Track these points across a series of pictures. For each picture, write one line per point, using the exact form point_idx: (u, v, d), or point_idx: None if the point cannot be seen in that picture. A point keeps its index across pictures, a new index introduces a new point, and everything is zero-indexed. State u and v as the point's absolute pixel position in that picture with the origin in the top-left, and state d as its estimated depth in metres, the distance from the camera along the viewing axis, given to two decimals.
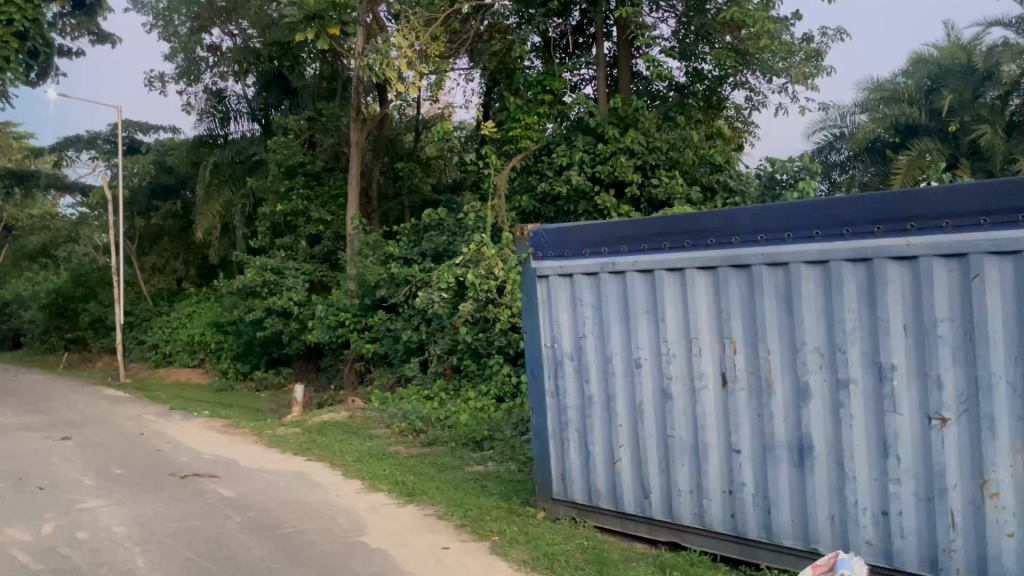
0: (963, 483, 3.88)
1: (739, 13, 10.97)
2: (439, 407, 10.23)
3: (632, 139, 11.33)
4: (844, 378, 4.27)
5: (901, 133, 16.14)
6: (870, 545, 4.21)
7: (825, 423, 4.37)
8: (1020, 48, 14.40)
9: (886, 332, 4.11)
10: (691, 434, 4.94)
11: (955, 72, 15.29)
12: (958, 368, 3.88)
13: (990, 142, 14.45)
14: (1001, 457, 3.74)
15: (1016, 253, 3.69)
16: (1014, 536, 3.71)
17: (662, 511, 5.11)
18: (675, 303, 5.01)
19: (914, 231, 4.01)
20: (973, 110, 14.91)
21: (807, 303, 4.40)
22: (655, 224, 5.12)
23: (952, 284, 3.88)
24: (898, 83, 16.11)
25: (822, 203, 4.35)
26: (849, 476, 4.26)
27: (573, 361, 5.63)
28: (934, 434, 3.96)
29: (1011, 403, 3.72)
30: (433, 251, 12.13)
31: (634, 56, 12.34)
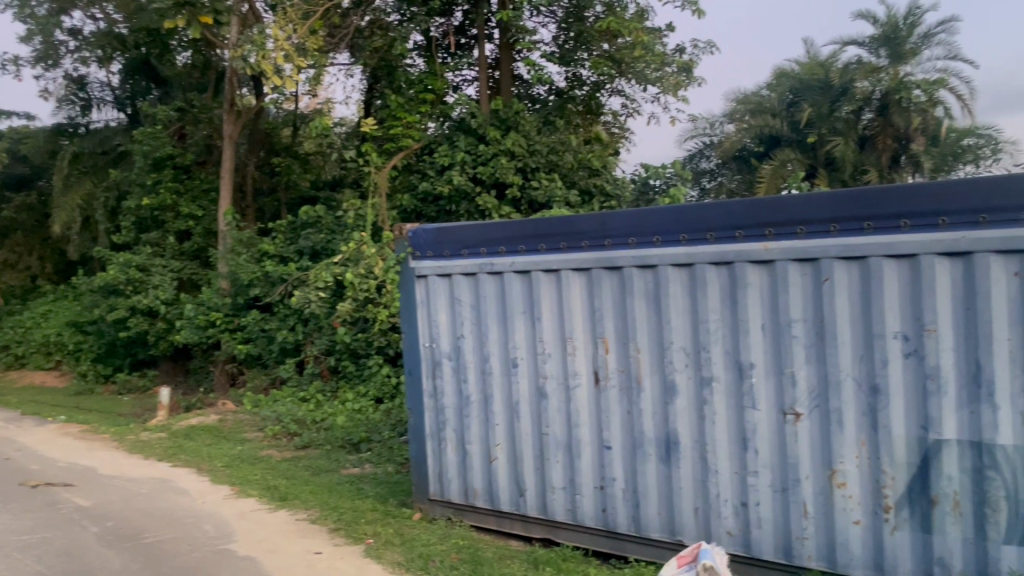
0: (814, 474, 4.14)
1: (615, 24, 11.26)
2: (315, 409, 10.00)
3: (512, 142, 11.45)
4: (707, 376, 4.46)
5: (766, 143, 16.94)
6: (731, 535, 4.42)
7: (690, 420, 4.55)
8: (872, 66, 15.38)
9: (746, 332, 4.32)
10: (565, 431, 5.04)
11: (813, 86, 16.06)
12: (810, 366, 4.13)
13: (842, 154, 15.49)
14: (848, 450, 4.03)
15: (862, 259, 3.95)
16: (860, 523, 4.01)
17: (536, 508, 5.20)
18: (551, 303, 5.09)
19: (771, 236, 4.23)
20: (830, 123, 15.79)
21: (674, 304, 4.57)
22: (532, 225, 5.18)
23: (805, 287, 4.13)
24: (763, 95, 16.89)
25: (688, 207, 4.52)
26: (711, 470, 4.46)
27: (451, 361, 5.63)
28: (788, 428, 4.20)
29: (857, 399, 4.00)
30: (311, 248, 11.86)
31: (516, 59, 12.50)
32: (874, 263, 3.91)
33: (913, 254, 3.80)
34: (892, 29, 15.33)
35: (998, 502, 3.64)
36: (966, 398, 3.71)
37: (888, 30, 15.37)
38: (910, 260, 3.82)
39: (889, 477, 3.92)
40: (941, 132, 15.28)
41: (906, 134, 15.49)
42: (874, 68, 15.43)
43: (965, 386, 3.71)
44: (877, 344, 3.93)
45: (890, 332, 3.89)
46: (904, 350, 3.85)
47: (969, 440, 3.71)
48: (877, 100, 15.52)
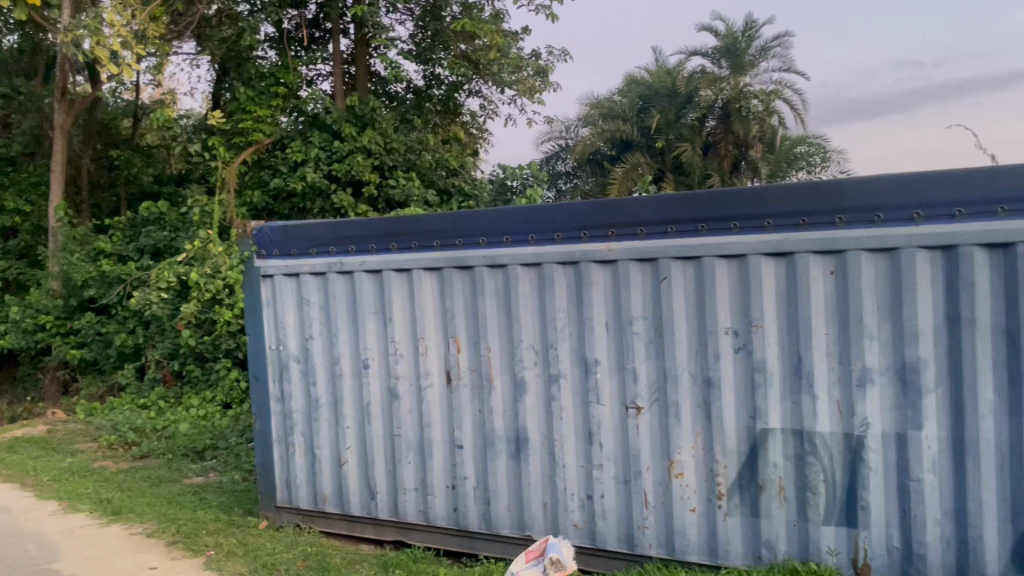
0: (654, 465, 4.30)
1: (469, 26, 11.32)
2: (156, 417, 9.45)
3: (369, 139, 11.27)
4: (555, 373, 4.54)
5: (618, 147, 17.30)
6: (577, 528, 4.53)
7: (538, 417, 4.63)
8: (714, 76, 16.30)
9: (591, 330, 4.43)
10: (416, 432, 5.01)
11: (661, 93, 16.64)
12: (650, 361, 4.29)
13: (690, 159, 16.26)
14: (684, 441, 4.22)
15: (698, 259, 4.14)
16: (695, 510, 4.21)
17: (387, 510, 5.14)
18: (402, 303, 5.03)
19: (614, 237, 4.36)
20: (676, 129, 16.46)
21: (523, 302, 4.62)
22: (382, 224, 5.08)
23: (645, 286, 4.28)
24: (615, 100, 17.16)
25: (536, 208, 4.58)
26: (559, 466, 4.55)
27: (299, 363, 5.46)
28: (630, 421, 4.35)
29: (693, 392, 4.19)
30: (152, 247, 11.25)
31: (372, 55, 12.28)
32: (707, 263, 4.11)
33: (742, 254, 4.03)
34: (732, 42, 16.14)
35: (818, 486, 3.92)
36: (789, 389, 3.97)
37: (729, 41, 16.18)
38: (739, 259, 4.04)
39: (721, 466, 4.13)
40: (776, 140, 16.35)
41: (745, 142, 16.43)
42: (716, 77, 16.31)
43: (788, 378, 3.97)
44: (710, 339, 4.13)
45: (722, 328, 4.09)
46: (734, 345, 4.08)
47: (792, 429, 3.97)
48: (719, 109, 16.43)
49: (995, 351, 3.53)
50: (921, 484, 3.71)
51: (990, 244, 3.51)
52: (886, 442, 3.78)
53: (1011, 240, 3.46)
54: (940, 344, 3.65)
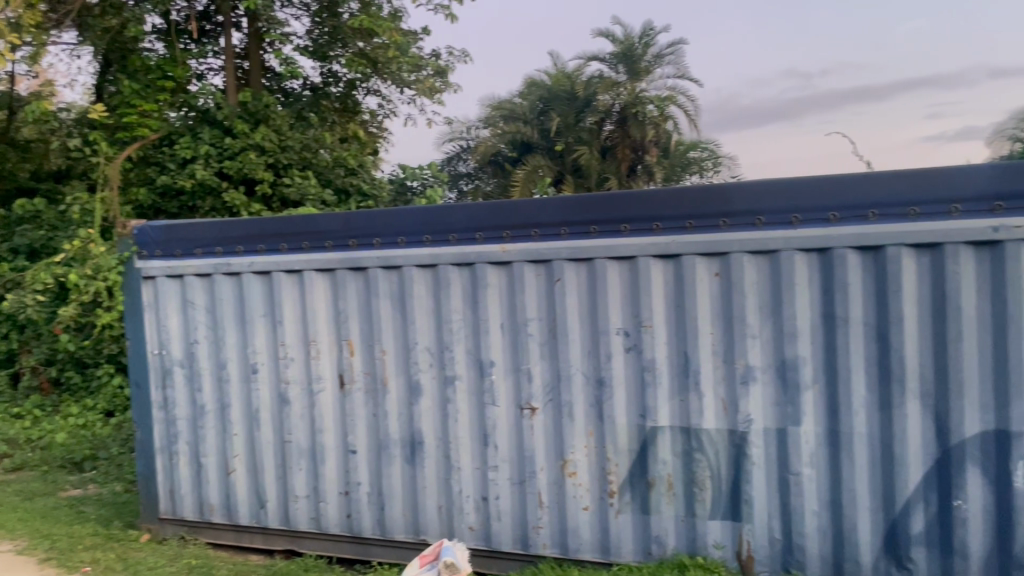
0: (548, 465, 4.33)
1: (368, 23, 11.15)
2: (31, 426, 8.90)
3: (262, 136, 10.95)
4: (451, 375, 4.50)
5: (518, 149, 17.27)
6: (472, 530, 4.51)
7: (433, 419, 4.58)
8: (611, 81, 16.35)
9: (486, 331, 4.41)
10: (308, 438, 4.89)
11: (561, 97, 16.75)
12: (544, 362, 4.32)
13: (587, 163, 16.46)
14: (578, 440, 4.26)
15: (591, 261, 4.18)
16: (588, 509, 4.26)
17: (278, 519, 5.00)
18: (293, 305, 4.89)
19: (509, 238, 4.36)
20: (575, 132, 16.62)
21: (418, 304, 4.57)
22: (272, 223, 4.92)
23: (539, 287, 4.30)
24: (515, 103, 17.23)
25: (430, 209, 4.53)
26: (454, 468, 4.52)
27: (184, 368, 5.24)
28: (525, 422, 4.36)
29: (585, 392, 4.24)
30: (27, 247, 10.61)
31: (266, 50, 11.94)
32: (599, 265, 4.16)
33: (632, 256, 4.10)
34: (629, 48, 16.14)
35: (705, 481, 4.03)
36: (677, 387, 4.06)
37: (625, 47, 16.19)
38: (630, 261, 4.11)
39: (613, 463, 4.20)
40: (671, 145, 16.48)
41: (640, 145, 16.49)
42: (613, 82, 16.35)
43: (677, 377, 4.06)
44: (602, 340, 4.19)
45: (614, 328, 4.16)
46: (625, 344, 4.14)
47: (679, 426, 4.07)
48: (617, 114, 16.51)
49: (867, 348, 3.71)
50: (801, 477, 3.86)
51: (862, 246, 3.69)
52: (768, 438, 3.92)
53: (881, 242, 3.64)
54: (817, 342, 3.81)
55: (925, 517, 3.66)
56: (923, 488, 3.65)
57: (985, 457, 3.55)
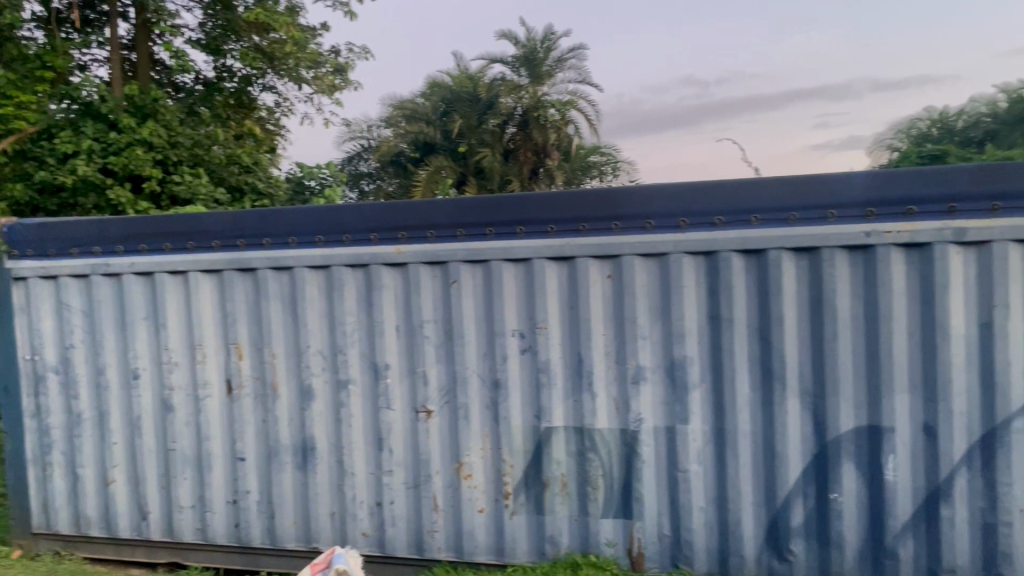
0: (443, 468, 4.30)
1: (263, 16, 10.85)
2: None
3: (149, 132, 10.47)
4: (344, 378, 4.41)
5: (421, 150, 16.48)
6: (365, 536, 4.44)
7: (326, 424, 4.48)
8: (513, 83, 15.55)
9: (381, 333, 4.35)
10: (194, 446, 4.70)
11: (464, 99, 15.84)
12: (440, 364, 4.28)
13: (490, 165, 15.61)
14: (473, 442, 4.25)
15: (485, 263, 4.18)
16: (483, 511, 4.25)
17: (161, 530, 4.79)
18: (178, 307, 4.69)
19: (404, 239, 4.31)
20: (477, 134, 15.74)
21: (310, 307, 4.45)
22: (155, 222, 4.72)
23: (434, 289, 4.27)
24: (418, 103, 16.30)
25: (322, 209, 4.43)
26: (348, 474, 4.44)
27: (59, 374, 4.96)
28: (420, 425, 4.32)
29: (480, 393, 4.23)
30: None
31: (155, 42, 11.48)
32: (495, 266, 4.16)
33: (527, 257, 4.11)
34: (530, 51, 15.36)
35: (597, 481, 4.08)
36: (571, 387, 4.10)
37: (527, 50, 15.35)
38: (525, 263, 4.12)
39: (508, 465, 4.20)
40: (573, 148, 15.75)
41: (543, 149, 15.75)
42: (515, 85, 15.56)
43: (571, 377, 4.10)
44: (497, 342, 4.19)
45: (509, 330, 4.16)
46: (520, 346, 4.16)
47: (573, 426, 4.10)
48: (519, 116, 15.77)
49: (751, 349, 3.84)
50: (688, 474, 3.96)
51: (746, 250, 3.81)
52: (657, 436, 4.00)
53: (763, 246, 3.78)
54: (703, 342, 3.92)
55: (805, 509, 3.81)
56: (803, 482, 3.80)
57: (858, 450, 3.72)
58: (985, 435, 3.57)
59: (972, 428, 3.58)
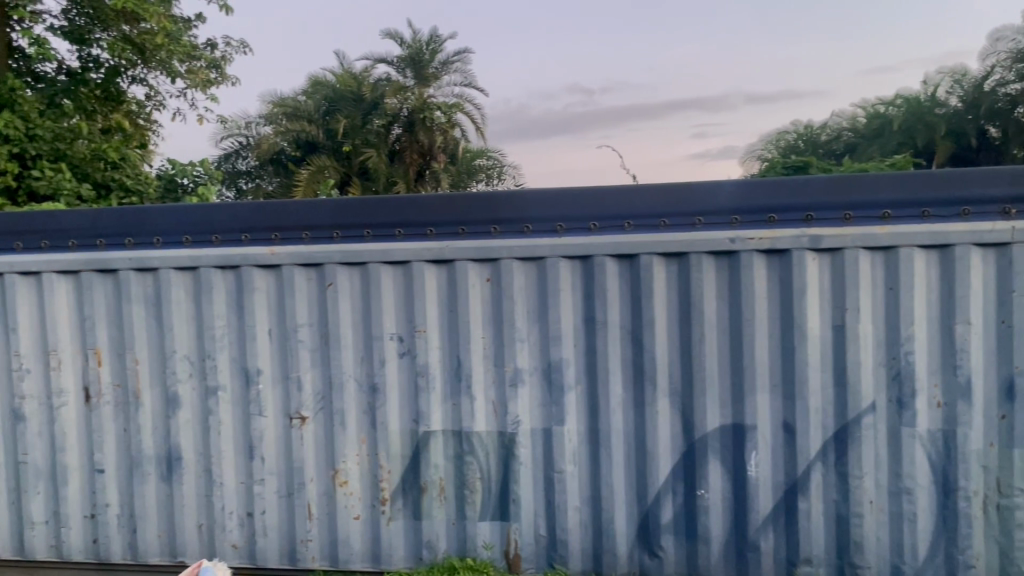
0: (318, 475, 4.20)
1: (133, 5, 10.33)
2: None
3: (5, 123, 9.80)
4: (213, 385, 4.24)
5: (303, 148, 16.05)
6: (235, 548, 4.29)
7: (193, 433, 4.29)
8: (399, 84, 15.31)
9: (253, 338, 4.20)
10: (47, 457, 4.41)
11: (347, 98, 15.56)
12: (315, 369, 4.18)
13: (375, 165, 15.31)
14: (349, 448, 4.17)
15: (362, 265, 4.10)
16: (359, 518, 4.18)
17: (10, 549, 4.48)
18: (30, 311, 4.40)
19: (278, 240, 4.19)
20: (362, 134, 15.42)
21: (177, 311, 4.26)
22: (5, 219, 4.42)
23: (309, 291, 4.16)
24: (299, 100, 15.87)
25: (191, 208, 4.26)
26: (216, 484, 4.27)
27: None
28: (294, 433, 4.20)
29: (357, 398, 4.15)
30: None
31: (13, 28, 10.76)
32: (372, 269, 4.08)
33: (406, 261, 4.06)
34: (416, 52, 15.25)
35: (475, 484, 4.08)
36: (450, 391, 4.09)
37: (413, 51, 15.25)
38: (403, 267, 4.07)
39: (385, 470, 4.15)
40: (458, 151, 15.74)
41: (429, 150, 15.66)
42: (400, 85, 15.32)
43: (450, 380, 4.08)
44: (374, 346, 4.12)
45: (387, 333, 4.11)
46: (399, 350, 4.11)
47: (451, 430, 4.09)
48: (405, 117, 15.54)
49: (624, 352, 3.94)
50: (564, 475, 4.01)
51: (620, 255, 3.90)
52: (535, 438, 4.03)
53: (636, 251, 3.87)
54: (579, 345, 3.98)
55: (674, 506, 3.93)
56: (672, 479, 3.93)
57: (724, 448, 3.87)
58: (838, 430, 3.77)
59: (827, 425, 3.78)
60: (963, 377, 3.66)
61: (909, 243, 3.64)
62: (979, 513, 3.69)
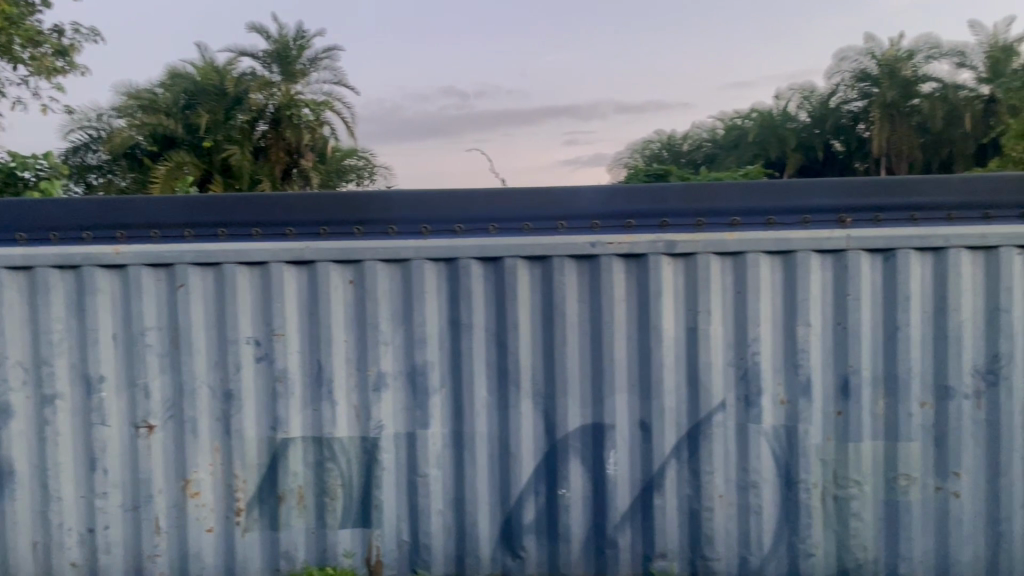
0: (167, 487, 3.99)
1: None
2: None
3: None
4: (50, 393, 3.96)
5: (160, 143, 15.16)
6: (74, 567, 4.01)
7: (27, 445, 3.99)
8: (264, 79, 14.80)
9: (95, 343, 3.94)
10: None
11: (209, 92, 14.89)
12: (164, 375, 3.97)
13: (239, 163, 14.70)
14: (201, 458, 3.98)
15: (217, 266, 3.93)
16: (212, 530, 4.00)
17: None
18: None
19: (123, 239, 3.99)
20: (224, 130, 14.83)
21: (9, 314, 3.94)
22: None
23: (158, 293, 3.94)
24: (157, 92, 15.16)
25: (28, 204, 3.99)
26: (53, 499, 3.98)
27: None
28: (140, 443, 3.97)
29: (211, 405, 3.97)
30: None
31: None
32: (228, 270, 3.92)
33: (264, 261, 3.91)
34: (282, 47, 14.71)
35: (336, 491, 3.99)
36: (310, 396, 3.97)
37: (279, 47, 14.73)
38: (260, 268, 3.93)
39: (240, 480, 3.99)
40: (327, 150, 15.26)
41: (296, 149, 15.15)
42: (266, 81, 14.82)
43: (310, 386, 3.97)
44: (229, 350, 3.95)
45: (243, 338, 3.95)
46: (255, 354, 3.95)
47: (312, 436, 3.98)
48: (271, 114, 15.00)
49: (488, 355, 3.95)
50: (428, 478, 3.98)
51: (484, 258, 3.91)
52: (398, 442, 3.98)
53: (500, 254, 3.89)
54: (444, 348, 3.96)
55: (536, 507, 3.98)
56: (534, 480, 3.97)
57: (585, 448, 3.95)
58: (691, 428, 3.92)
59: (680, 422, 3.93)
60: (804, 376, 3.88)
61: (756, 249, 3.84)
62: (818, 504, 3.92)
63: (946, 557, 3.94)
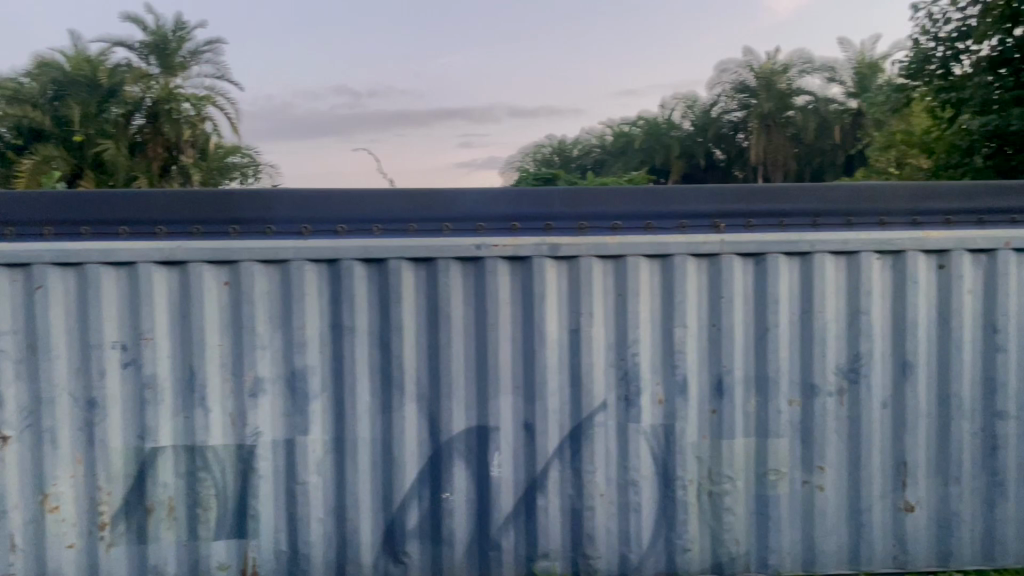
0: (24, 501, 3.75)
1: None
2: None
3: None
4: None
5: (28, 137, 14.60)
6: None
7: None
8: (140, 71, 14.14)
9: None
10: None
11: (79, 84, 14.18)
12: (21, 382, 3.73)
13: (112, 158, 13.97)
14: (62, 470, 3.76)
15: (79, 266, 3.71)
16: (73, 546, 3.78)
17: None
18: None
19: None
20: (96, 124, 14.11)
21: None
22: None
23: (14, 295, 3.70)
24: (23, 83, 14.49)
25: None
26: None
27: None
28: None
29: (72, 414, 3.75)
30: None
31: None
32: (91, 270, 3.70)
33: (131, 261, 3.72)
34: (160, 38, 14.12)
35: (209, 501, 3.83)
36: (181, 403, 3.80)
37: (157, 38, 14.11)
38: (127, 268, 3.73)
39: (105, 493, 3.78)
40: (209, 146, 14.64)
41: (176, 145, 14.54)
42: (143, 73, 14.17)
43: (182, 392, 3.80)
44: (93, 355, 3.74)
45: (107, 342, 3.74)
46: (122, 360, 3.76)
47: (183, 444, 3.81)
48: (148, 107, 14.33)
49: (370, 358, 3.88)
50: (307, 486, 3.88)
51: (367, 259, 3.84)
52: (276, 449, 3.86)
53: (383, 255, 3.83)
54: (324, 351, 3.87)
55: (419, 512, 3.94)
56: (417, 485, 3.93)
57: (469, 451, 3.94)
58: (574, 428, 3.97)
59: (563, 422, 3.97)
60: (680, 376, 3.99)
61: (635, 252, 3.93)
62: (694, 500, 4.04)
63: (812, 548, 4.12)
